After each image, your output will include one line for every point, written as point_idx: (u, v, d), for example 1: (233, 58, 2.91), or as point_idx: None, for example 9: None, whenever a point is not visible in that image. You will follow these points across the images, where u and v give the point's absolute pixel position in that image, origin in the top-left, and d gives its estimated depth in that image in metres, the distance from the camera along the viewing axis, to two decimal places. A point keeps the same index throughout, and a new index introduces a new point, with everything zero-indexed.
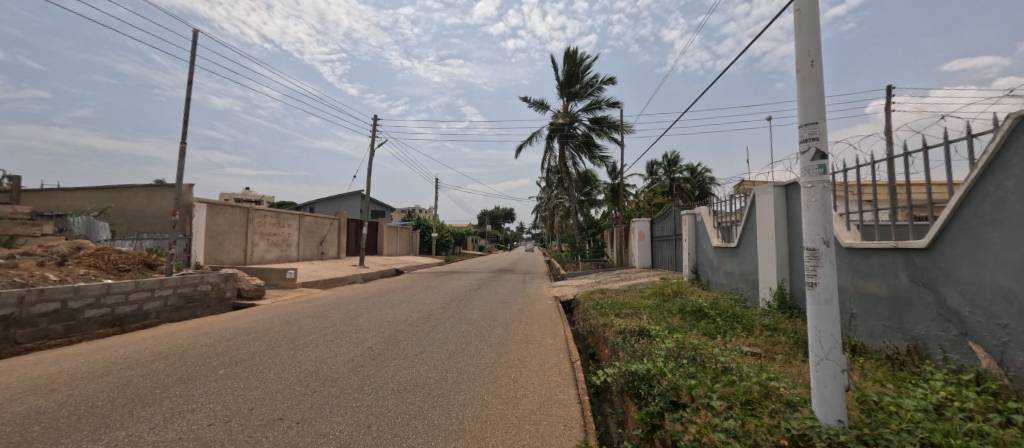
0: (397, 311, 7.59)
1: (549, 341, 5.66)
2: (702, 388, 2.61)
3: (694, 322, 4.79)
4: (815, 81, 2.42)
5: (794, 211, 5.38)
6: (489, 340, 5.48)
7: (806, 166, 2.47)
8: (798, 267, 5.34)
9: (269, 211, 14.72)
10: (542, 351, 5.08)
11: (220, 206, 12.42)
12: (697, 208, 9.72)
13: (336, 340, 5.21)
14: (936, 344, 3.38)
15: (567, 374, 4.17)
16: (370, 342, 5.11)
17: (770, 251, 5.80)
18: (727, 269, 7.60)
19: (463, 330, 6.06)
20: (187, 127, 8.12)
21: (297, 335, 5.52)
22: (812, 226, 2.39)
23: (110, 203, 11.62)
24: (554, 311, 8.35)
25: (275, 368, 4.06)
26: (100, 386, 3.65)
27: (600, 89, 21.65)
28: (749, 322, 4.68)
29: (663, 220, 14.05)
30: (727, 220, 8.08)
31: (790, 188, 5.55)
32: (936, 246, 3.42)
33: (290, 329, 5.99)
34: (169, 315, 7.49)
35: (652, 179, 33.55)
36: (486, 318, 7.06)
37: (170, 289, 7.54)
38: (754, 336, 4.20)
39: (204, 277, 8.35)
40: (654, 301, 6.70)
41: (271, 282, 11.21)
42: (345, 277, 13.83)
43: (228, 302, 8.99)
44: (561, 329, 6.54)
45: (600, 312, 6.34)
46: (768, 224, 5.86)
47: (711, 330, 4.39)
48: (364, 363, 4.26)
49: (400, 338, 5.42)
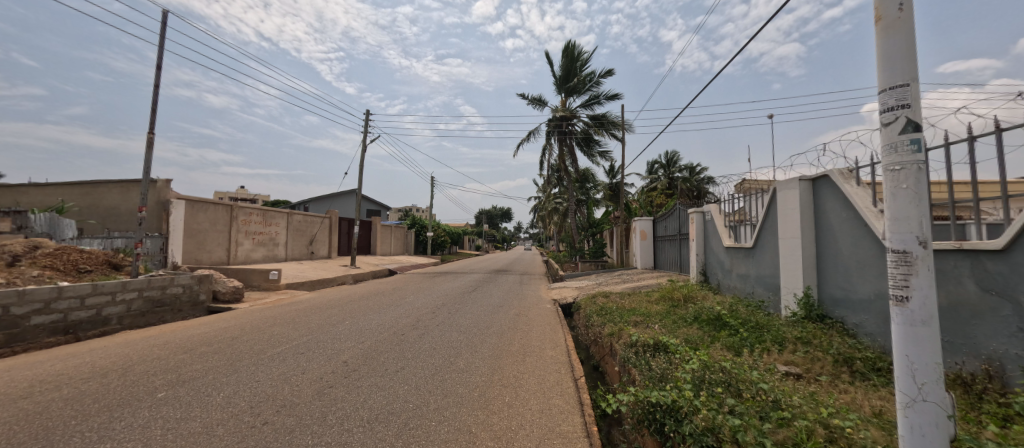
0: (383, 317, 6.96)
1: (549, 353, 5.04)
2: (752, 431, 1.99)
3: (716, 335, 4.19)
4: (907, 29, 1.85)
5: (827, 207, 4.79)
6: (481, 353, 4.87)
7: (892, 141, 1.89)
8: (828, 270, 4.78)
9: (256, 209, 14.09)
10: (542, 366, 4.48)
11: (200, 203, 11.78)
12: (705, 205, 9.13)
13: (306, 353, 4.58)
14: (1017, 366, 2.80)
15: (571, 397, 3.56)
16: (345, 356, 4.49)
17: (794, 252, 5.23)
18: (741, 271, 7.04)
19: (453, 340, 5.47)
20: (156, 116, 7.44)
21: (266, 346, 4.89)
22: (898, 222, 1.81)
23: (82, 200, 10.92)
24: (553, 316, 7.72)
25: (225, 391, 3.41)
26: (8, 415, 3.02)
27: (598, 85, 21.10)
28: (778, 334, 4.08)
29: (667, 220, 13.49)
30: (743, 220, 7.48)
31: (819, 181, 4.98)
32: (1013, 248, 2.84)
33: (260, 338, 5.37)
34: (133, 320, 6.84)
35: (650, 178, 33.08)
36: (480, 325, 6.48)
37: (135, 292, 6.89)
38: (789, 352, 3.60)
39: (175, 279, 7.71)
40: (663, 307, 6.09)
41: (253, 284, 10.54)
42: (334, 278, 13.21)
43: (203, 306, 8.34)
44: (563, 338, 5.91)
45: (605, 319, 5.71)
46: (792, 223, 5.29)
47: (737, 344, 3.81)
48: (333, 384, 3.64)
49: (381, 350, 4.81)
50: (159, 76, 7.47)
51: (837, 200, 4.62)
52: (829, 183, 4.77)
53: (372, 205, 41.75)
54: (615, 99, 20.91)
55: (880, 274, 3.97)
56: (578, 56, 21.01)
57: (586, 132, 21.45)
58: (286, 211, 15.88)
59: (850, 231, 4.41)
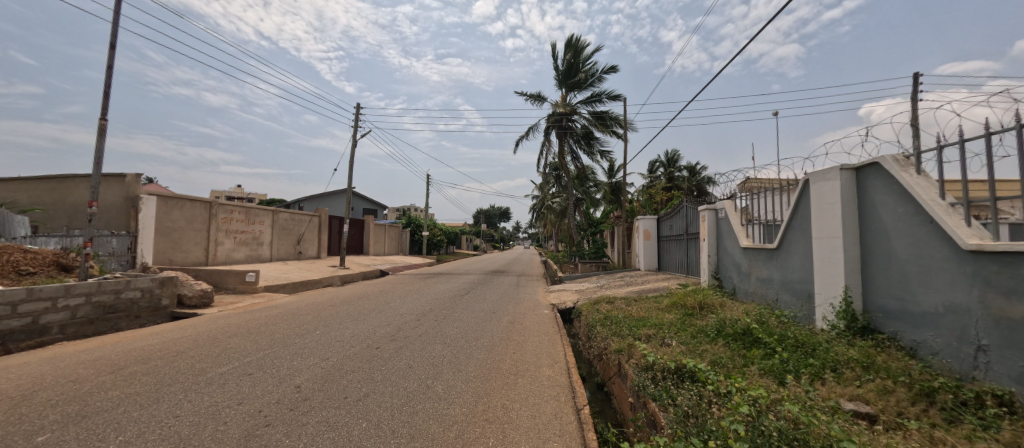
0: (360, 326, 6.20)
1: (546, 372, 4.29)
2: None
3: (748, 355, 3.44)
4: None
5: (877, 200, 4.04)
6: (465, 374, 4.11)
7: None
8: (877, 275, 4.04)
9: (237, 206, 13.35)
10: (536, 391, 3.73)
11: (174, 199, 10.99)
12: (717, 202, 8.35)
13: (256, 374, 3.82)
14: None
15: (573, 438, 2.80)
16: (300, 379, 3.72)
17: (833, 254, 4.47)
18: (762, 275, 6.28)
19: (435, 356, 4.70)
20: (108, 100, 6.62)
21: (211, 365, 4.13)
22: None
23: (46, 196, 10.17)
24: (551, 325, 6.96)
25: (126, 433, 2.64)
26: None
27: (601, 80, 20.38)
28: (827, 355, 3.32)
29: (673, 219, 12.72)
30: (763, 217, 6.72)
31: (865, 170, 4.24)
32: None
33: (208, 353, 4.58)
34: (78, 329, 6.04)
35: (651, 178, 32.42)
36: (468, 337, 5.72)
37: (81, 298, 6.11)
38: (848, 383, 2.84)
39: (131, 282, 6.92)
40: (677, 316, 5.33)
41: (228, 286, 9.76)
42: (319, 280, 12.43)
43: (165, 312, 7.57)
44: (561, 352, 5.17)
45: (611, 331, 4.93)
46: (830, 221, 4.54)
47: (780, 371, 3.06)
48: (272, 421, 2.87)
49: (347, 369, 4.05)
50: (113, 56, 6.67)
51: (891, 193, 3.87)
52: (880, 173, 4.02)
53: (368, 204, 40.86)
54: (617, 97, 20.21)
55: (952, 281, 3.22)
56: (580, 49, 20.25)
57: (587, 129, 20.70)
58: (271, 209, 15.11)
59: (909, 229, 3.66)
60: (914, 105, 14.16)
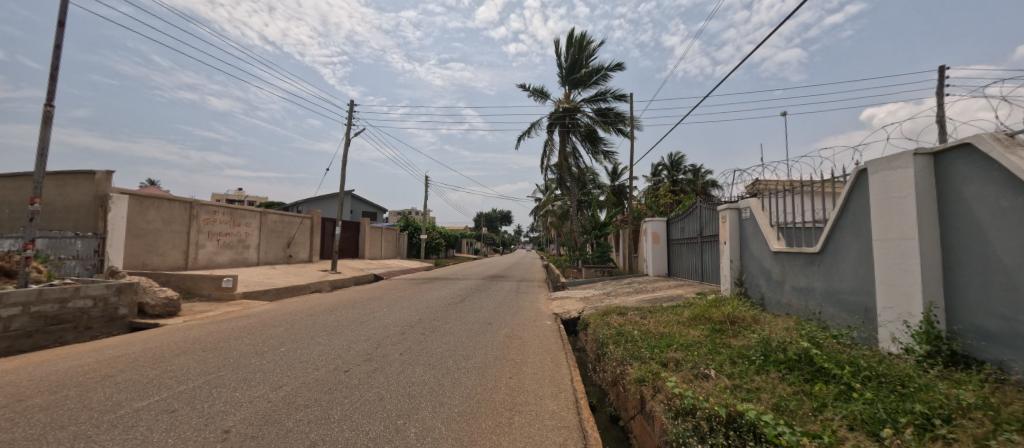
0: (334, 341, 5.37)
1: (549, 408, 3.43)
2: None
3: (816, 394, 2.60)
4: None
5: (970, 192, 3.20)
6: (447, 410, 3.27)
7: None
8: (971, 288, 3.18)
9: (220, 206, 12.63)
10: (538, 437, 2.86)
11: (150, 199, 10.25)
12: (740, 200, 7.49)
13: (180, 412, 3.00)
14: None
15: None
16: (232, 419, 2.90)
17: (904, 259, 3.62)
18: (801, 284, 5.40)
19: (413, 384, 3.83)
20: (56, 81, 5.86)
21: (132, 397, 3.31)
22: None
23: (11, 194, 9.47)
24: (554, 339, 6.10)
25: None
26: None
27: (607, 77, 19.62)
28: (930, 397, 2.46)
29: (685, 221, 11.81)
30: (797, 216, 5.84)
31: (950, 156, 3.40)
32: None
33: (137, 380, 3.75)
34: (12, 343, 5.24)
35: (656, 180, 31.68)
36: (458, 356, 4.86)
37: (17, 307, 5.32)
38: (982, 443, 1.96)
39: (82, 290, 6.14)
40: (704, 334, 4.47)
41: (202, 293, 9.01)
42: (306, 286, 11.66)
43: (123, 322, 6.79)
44: (568, 376, 4.33)
45: (626, 352, 4.10)
46: (900, 219, 3.69)
47: (874, 424, 2.19)
48: None
49: (298, 404, 3.22)
50: (61, 34, 5.90)
51: (991, 183, 3.02)
52: (975, 157, 3.16)
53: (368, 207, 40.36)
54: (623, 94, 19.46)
55: None
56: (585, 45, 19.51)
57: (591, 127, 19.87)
58: (259, 210, 14.36)
59: (1021, 228, 2.79)
60: (941, 101, 13.32)
